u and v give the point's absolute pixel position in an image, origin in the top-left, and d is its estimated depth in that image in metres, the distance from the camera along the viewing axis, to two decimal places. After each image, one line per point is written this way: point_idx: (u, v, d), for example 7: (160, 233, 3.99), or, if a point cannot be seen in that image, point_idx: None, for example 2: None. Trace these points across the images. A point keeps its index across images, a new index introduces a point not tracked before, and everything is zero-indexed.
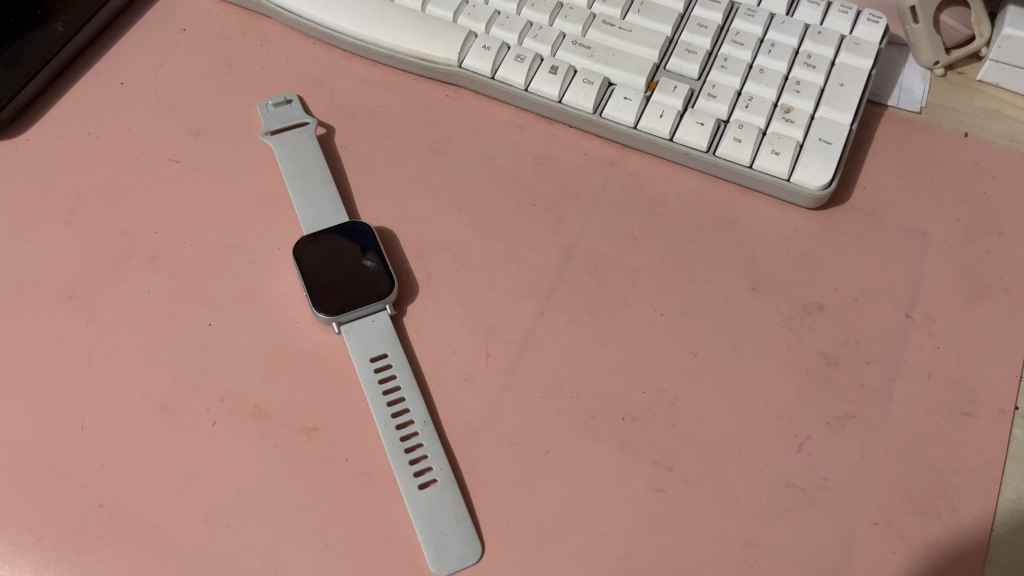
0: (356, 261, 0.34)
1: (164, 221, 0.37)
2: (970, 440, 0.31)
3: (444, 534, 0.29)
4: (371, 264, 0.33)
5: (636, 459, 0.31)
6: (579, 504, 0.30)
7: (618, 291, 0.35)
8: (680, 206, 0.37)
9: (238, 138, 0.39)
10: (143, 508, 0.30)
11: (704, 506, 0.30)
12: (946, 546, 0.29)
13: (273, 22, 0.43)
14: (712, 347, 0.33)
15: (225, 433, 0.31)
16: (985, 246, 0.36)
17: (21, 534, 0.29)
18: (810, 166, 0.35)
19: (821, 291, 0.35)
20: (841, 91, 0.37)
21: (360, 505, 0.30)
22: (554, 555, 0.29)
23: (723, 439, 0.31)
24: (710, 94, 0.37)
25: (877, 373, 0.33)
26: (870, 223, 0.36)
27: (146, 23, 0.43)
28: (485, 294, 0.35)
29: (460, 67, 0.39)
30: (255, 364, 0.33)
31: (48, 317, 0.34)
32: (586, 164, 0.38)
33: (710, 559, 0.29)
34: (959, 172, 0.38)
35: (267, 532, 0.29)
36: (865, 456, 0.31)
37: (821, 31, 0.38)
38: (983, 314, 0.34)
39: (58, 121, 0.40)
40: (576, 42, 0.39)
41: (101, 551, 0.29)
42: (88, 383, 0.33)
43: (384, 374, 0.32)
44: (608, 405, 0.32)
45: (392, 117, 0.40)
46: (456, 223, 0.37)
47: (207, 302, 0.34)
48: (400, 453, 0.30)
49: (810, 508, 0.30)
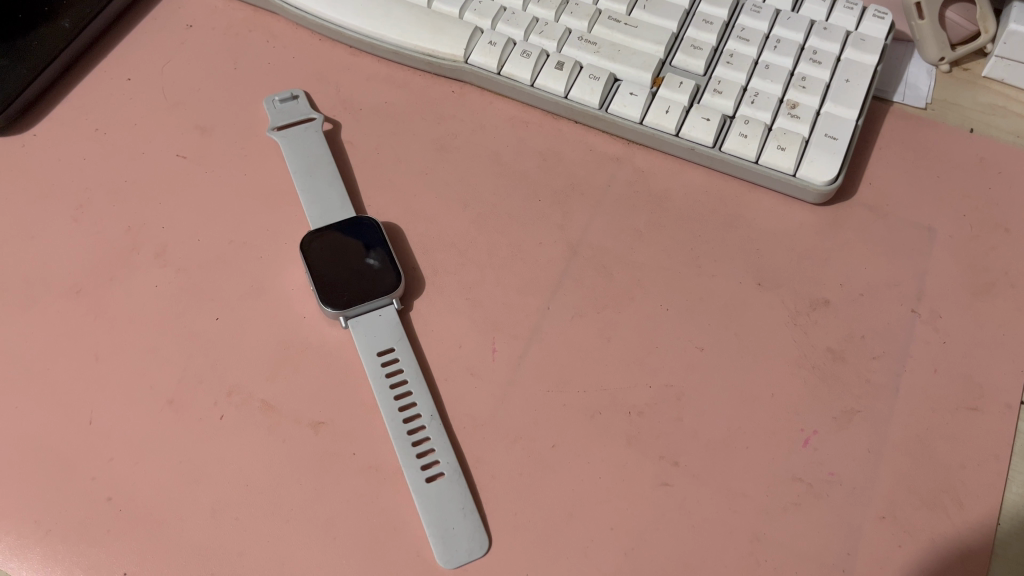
0: (361, 257, 0.34)
1: (171, 216, 0.37)
2: (976, 435, 0.31)
3: (451, 528, 0.29)
4: (376, 261, 0.34)
5: (642, 454, 0.31)
6: (585, 498, 0.30)
7: (624, 287, 0.35)
8: (685, 201, 0.37)
9: (244, 134, 0.39)
10: (151, 502, 0.30)
11: (710, 501, 0.30)
12: (953, 540, 0.29)
13: (279, 18, 0.44)
14: (718, 342, 0.33)
15: (232, 427, 0.31)
16: (991, 241, 0.36)
17: (30, 528, 0.29)
18: (816, 162, 0.35)
19: (826, 286, 0.35)
20: (847, 86, 0.37)
21: (366, 499, 0.30)
22: (560, 549, 0.29)
23: (729, 434, 0.31)
24: (716, 90, 0.37)
25: (883, 368, 0.33)
26: (875, 219, 0.36)
27: (152, 19, 0.43)
28: (491, 289, 0.35)
29: (466, 63, 0.39)
30: (262, 359, 0.33)
31: (55, 312, 0.34)
32: (592, 160, 0.38)
33: (716, 553, 0.29)
34: (964, 168, 0.38)
35: (274, 526, 0.30)
36: (871, 451, 0.31)
37: (827, 27, 0.38)
38: (989, 310, 0.34)
39: (65, 117, 0.40)
40: (582, 38, 0.39)
41: (109, 545, 0.29)
42: (95, 378, 0.33)
43: (391, 368, 0.32)
44: (615, 400, 0.32)
45: (398, 113, 0.40)
46: (462, 219, 0.37)
47: (214, 298, 0.35)
48: (407, 447, 0.30)
49: (816, 503, 0.30)
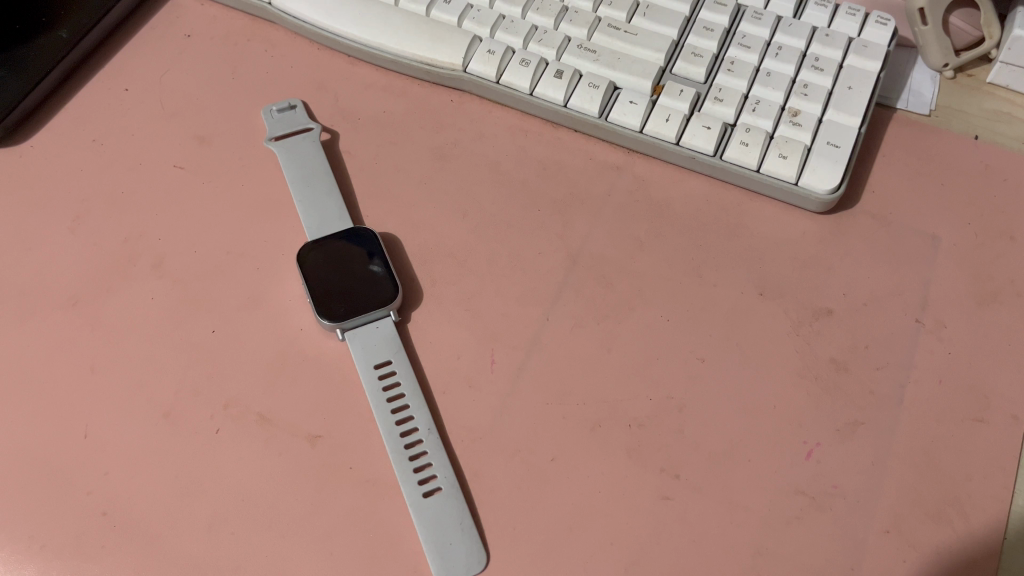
0: (365, 265, 0.33)
1: (168, 227, 0.37)
2: (982, 447, 0.31)
3: (448, 544, 0.29)
4: (380, 268, 0.33)
5: (642, 466, 0.31)
6: (585, 512, 0.30)
7: (624, 297, 0.35)
8: (686, 210, 0.37)
9: (242, 144, 0.39)
10: (146, 516, 0.30)
11: (711, 514, 0.30)
12: (959, 554, 0.29)
13: (278, 27, 0.43)
14: (719, 353, 0.33)
15: (228, 440, 0.31)
16: (996, 249, 0.35)
17: (24, 543, 0.29)
18: (818, 170, 0.35)
19: (829, 296, 0.34)
20: (850, 94, 0.36)
21: (363, 513, 0.30)
22: (559, 563, 0.29)
23: (731, 446, 0.31)
24: (716, 98, 0.37)
25: (886, 379, 0.32)
26: (878, 227, 0.36)
27: (151, 29, 0.43)
28: (490, 299, 0.35)
29: (465, 71, 0.39)
30: (259, 371, 0.33)
31: (51, 325, 0.34)
32: (592, 169, 0.38)
33: (718, 568, 0.29)
34: (969, 175, 0.37)
35: (270, 541, 0.29)
36: (875, 463, 0.30)
37: (828, 34, 0.38)
38: (994, 319, 0.33)
39: (63, 127, 0.40)
40: (581, 46, 0.38)
41: (103, 561, 0.29)
42: (90, 391, 0.32)
43: (388, 382, 0.32)
44: (615, 412, 0.32)
45: (396, 122, 0.40)
46: (461, 229, 0.37)
47: (211, 309, 0.34)
48: (404, 462, 0.30)
49: (819, 517, 0.30)
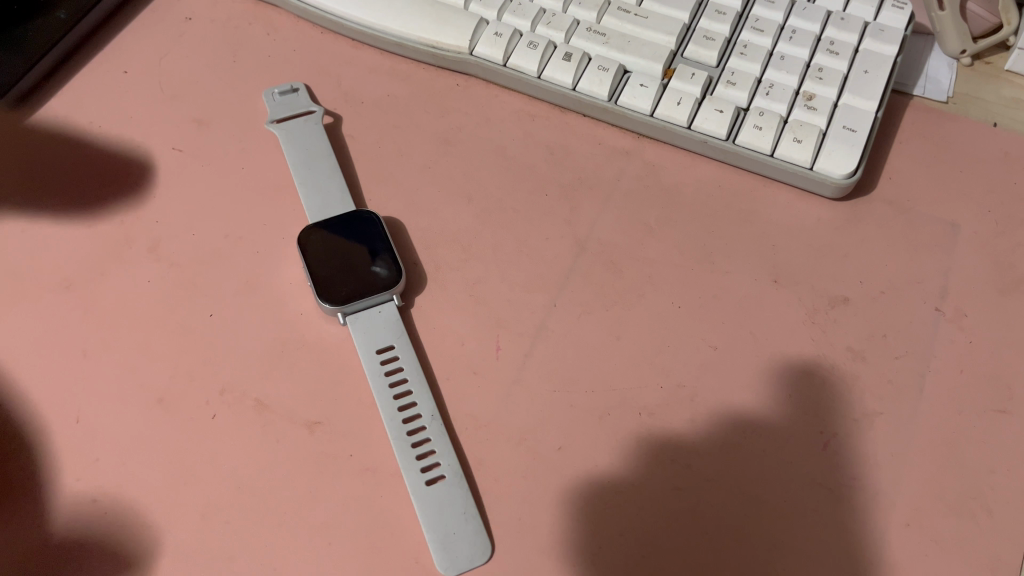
0: (368, 265, 0.32)
1: (166, 210, 0.36)
2: (1005, 439, 0.29)
3: (452, 534, 0.28)
4: (382, 270, 0.32)
5: (653, 456, 0.30)
6: (592, 501, 0.29)
7: (634, 283, 0.34)
8: (698, 196, 0.36)
9: (242, 127, 0.38)
10: (138, 503, 0.29)
11: (724, 506, 0.29)
12: (982, 549, 0.28)
13: (281, 12, 0.42)
14: (732, 340, 0.32)
15: (224, 427, 0.30)
16: (1018, 237, 0.34)
17: (10, 529, 0.28)
18: (834, 154, 0.34)
19: (844, 284, 0.33)
20: (866, 77, 0.35)
21: (362, 501, 0.29)
22: (566, 555, 0.28)
23: (745, 436, 0.30)
24: (729, 81, 0.36)
25: (906, 369, 0.31)
26: (895, 214, 0.35)
27: (151, 11, 0.42)
28: (495, 285, 0.34)
29: (471, 55, 0.38)
30: (257, 357, 0.32)
31: (44, 307, 0.33)
32: (600, 154, 0.37)
33: (732, 560, 0.28)
34: (988, 163, 0.36)
35: (266, 530, 0.28)
36: (894, 454, 0.29)
37: (844, 17, 0.37)
38: (1016, 309, 0.32)
39: (60, 109, 0.39)
40: (590, 29, 0.37)
41: (92, 549, 0.28)
42: (83, 375, 0.31)
43: (391, 366, 0.31)
44: (624, 400, 0.31)
45: (401, 106, 0.39)
46: (465, 214, 0.36)
47: (209, 293, 0.33)
48: (407, 449, 0.29)
49: (837, 509, 0.28)
